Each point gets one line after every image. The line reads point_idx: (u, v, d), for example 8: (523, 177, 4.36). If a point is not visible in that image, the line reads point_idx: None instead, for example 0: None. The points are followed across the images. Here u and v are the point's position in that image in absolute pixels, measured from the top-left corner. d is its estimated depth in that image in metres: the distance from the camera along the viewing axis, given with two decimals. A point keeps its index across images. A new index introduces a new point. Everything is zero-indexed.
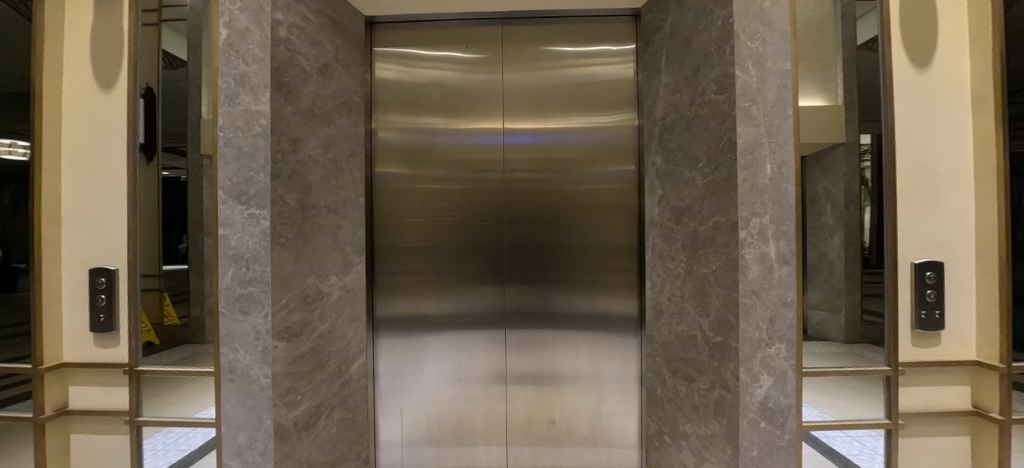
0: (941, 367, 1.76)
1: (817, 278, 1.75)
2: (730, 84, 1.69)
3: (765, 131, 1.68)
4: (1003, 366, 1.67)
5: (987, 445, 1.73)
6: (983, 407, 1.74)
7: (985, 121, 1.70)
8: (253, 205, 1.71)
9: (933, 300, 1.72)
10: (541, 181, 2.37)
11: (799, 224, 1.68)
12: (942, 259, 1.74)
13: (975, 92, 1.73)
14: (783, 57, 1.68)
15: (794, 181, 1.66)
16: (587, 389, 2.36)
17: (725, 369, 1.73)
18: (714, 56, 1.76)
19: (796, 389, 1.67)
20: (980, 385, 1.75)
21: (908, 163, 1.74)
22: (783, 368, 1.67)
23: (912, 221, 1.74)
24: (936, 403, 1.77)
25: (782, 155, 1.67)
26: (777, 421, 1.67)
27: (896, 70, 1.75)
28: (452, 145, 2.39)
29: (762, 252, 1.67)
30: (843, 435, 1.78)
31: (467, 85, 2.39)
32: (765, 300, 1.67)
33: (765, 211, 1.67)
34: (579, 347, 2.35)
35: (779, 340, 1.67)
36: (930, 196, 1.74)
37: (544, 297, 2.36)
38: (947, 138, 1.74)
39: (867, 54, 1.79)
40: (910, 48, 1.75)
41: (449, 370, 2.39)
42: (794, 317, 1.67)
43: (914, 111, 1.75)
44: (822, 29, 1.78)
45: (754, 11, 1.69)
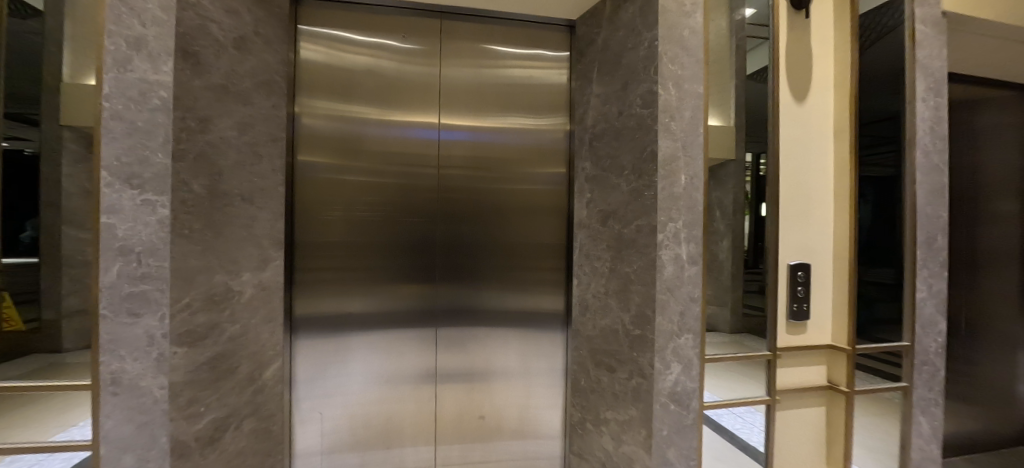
0: (806, 350, 2.08)
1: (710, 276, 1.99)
2: (655, 100, 1.88)
3: (682, 146, 1.90)
4: (848, 348, 2.04)
5: (837, 413, 2.09)
6: (835, 382, 2.10)
7: (842, 149, 2.06)
8: (148, 190, 1.53)
9: (803, 295, 2.05)
10: (477, 179, 2.38)
11: (706, 229, 1.93)
12: (811, 261, 2.07)
13: (837, 123, 2.09)
14: (698, 81, 1.92)
15: (703, 190, 1.92)
16: (517, 384, 2.42)
17: (643, 358, 1.92)
18: (641, 74, 1.95)
19: (699, 373, 1.92)
20: (833, 364, 2.11)
21: (787, 179, 2.05)
22: (690, 355, 1.90)
23: (789, 229, 2.05)
24: (803, 381, 2.10)
25: (695, 168, 1.91)
26: (684, 402, 1.90)
27: (780, 99, 2.04)
28: (385, 137, 2.30)
29: (675, 253, 1.89)
30: (729, 412, 2.01)
31: (404, 76, 2.32)
32: (678, 296, 1.89)
33: (680, 217, 1.89)
34: (510, 343, 2.41)
35: (688, 332, 1.90)
36: (805, 211, 2.06)
37: (478, 294, 2.37)
38: (817, 160, 2.08)
39: (755, 84, 2.05)
40: (792, 82, 2.06)
41: (375, 371, 2.30)
42: (699, 310, 1.91)
43: (793, 134, 2.06)
44: (723, 57, 2.01)
45: (675, 38, 1.90)
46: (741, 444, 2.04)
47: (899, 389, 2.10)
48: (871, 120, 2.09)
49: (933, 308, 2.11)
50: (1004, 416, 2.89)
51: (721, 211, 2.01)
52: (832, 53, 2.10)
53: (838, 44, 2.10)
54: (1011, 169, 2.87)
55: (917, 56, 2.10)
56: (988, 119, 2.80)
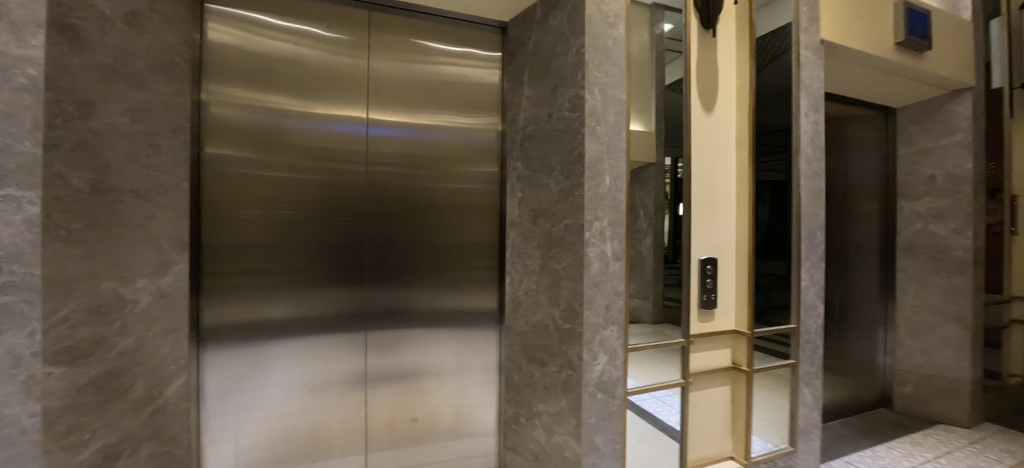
0: (714, 335, 2.30)
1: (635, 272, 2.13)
2: (581, 105, 1.97)
3: (606, 149, 2.01)
4: (748, 332, 2.29)
5: (739, 391, 2.34)
6: (738, 363, 2.34)
7: (741, 155, 2.31)
8: (10, 184, 1.28)
9: (711, 287, 2.27)
10: (408, 177, 2.32)
11: (628, 227, 2.06)
12: (717, 256, 2.30)
13: (739, 132, 2.33)
14: (620, 89, 2.04)
15: (625, 191, 2.04)
16: (451, 384, 2.40)
17: (572, 351, 2.00)
18: (569, 79, 2.03)
19: (623, 362, 2.04)
20: (736, 347, 2.36)
21: (698, 182, 2.26)
22: (615, 346, 2.02)
23: (699, 227, 2.26)
24: (711, 364, 2.32)
25: (618, 170, 2.02)
26: (610, 391, 2.01)
27: (692, 109, 2.24)
28: (307, 130, 2.16)
29: (601, 250, 1.99)
30: (651, 397, 2.16)
31: (328, 67, 2.19)
32: (604, 290, 1.99)
33: (604, 216, 1.99)
34: (444, 343, 2.39)
35: (613, 324, 2.01)
36: (712, 211, 2.29)
37: (410, 295, 2.32)
38: (722, 165, 2.31)
39: (673, 94, 2.22)
40: (702, 94, 2.26)
41: (298, 381, 2.15)
42: (623, 304, 2.03)
43: (702, 140, 2.27)
44: (644, 67, 2.17)
45: (599, 47, 2.00)
46: (661, 425, 2.20)
47: (789, 366, 2.40)
48: (766, 132, 2.36)
49: (813, 294, 2.43)
50: (864, 379, 3.50)
51: (644, 211, 2.16)
52: (736, 69, 2.33)
53: (739, 61, 2.33)
54: (869, 176, 3.52)
55: (803, 76, 2.40)
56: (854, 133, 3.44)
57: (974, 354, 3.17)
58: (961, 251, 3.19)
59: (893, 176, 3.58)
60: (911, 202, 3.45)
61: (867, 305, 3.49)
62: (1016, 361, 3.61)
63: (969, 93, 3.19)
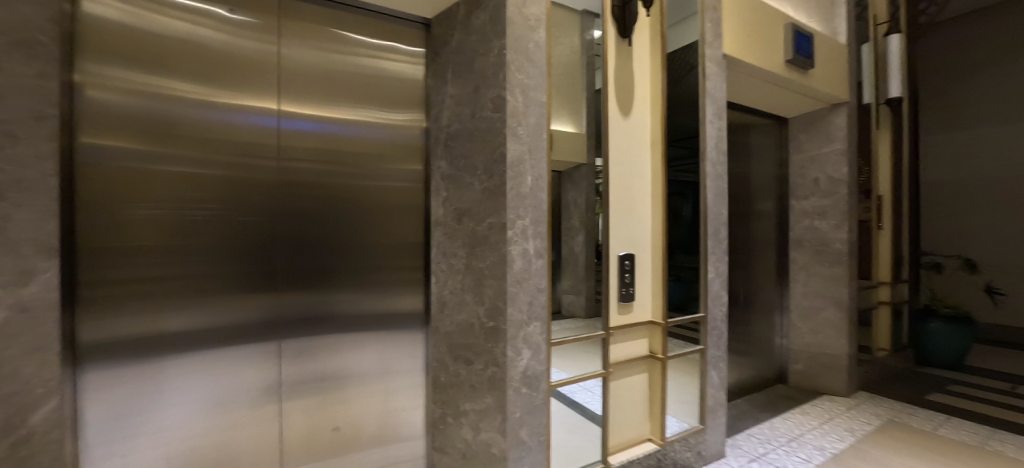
0: (632, 326, 2.45)
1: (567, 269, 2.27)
2: (502, 105, 2.00)
3: (527, 149, 2.06)
4: (661, 322, 2.47)
5: (657, 377, 2.50)
6: (654, 351, 2.51)
7: (655, 158, 2.49)
8: None
9: (629, 281, 2.40)
10: (325, 173, 2.21)
11: (550, 226, 2.13)
12: (634, 252, 2.44)
13: (653, 136, 2.50)
14: (541, 91, 2.10)
15: (546, 191, 2.11)
16: (376, 389, 2.33)
17: (497, 348, 2.03)
18: (492, 79, 2.05)
19: (546, 356, 2.11)
20: (652, 337, 2.52)
21: (617, 182, 2.38)
22: (538, 341, 2.08)
23: (619, 224, 2.38)
24: (630, 354, 2.46)
25: (539, 171, 2.09)
26: (534, 385, 2.07)
27: (611, 113, 2.35)
28: (206, 121, 1.96)
29: (523, 248, 2.04)
30: (582, 389, 2.28)
31: (233, 53, 2.02)
32: (526, 287, 2.04)
33: (526, 215, 2.05)
34: (368, 347, 2.31)
35: (536, 320, 2.07)
36: (630, 209, 2.42)
37: (328, 298, 2.21)
38: (639, 166, 2.46)
39: (596, 97, 2.31)
40: (619, 98, 2.39)
41: (200, 397, 1.96)
42: (545, 300, 2.10)
43: (620, 142, 2.39)
44: (570, 71, 2.24)
45: (520, 49, 2.04)
46: (590, 414, 2.31)
47: (698, 351, 2.61)
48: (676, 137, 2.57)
49: (718, 285, 2.67)
50: (765, 360, 3.92)
51: (578, 209, 2.29)
52: (650, 76, 2.50)
53: (653, 69, 2.50)
54: (767, 179, 3.93)
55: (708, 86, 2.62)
56: (755, 140, 3.83)
57: (849, 333, 3.68)
58: (839, 244, 3.68)
59: (788, 178, 4.00)
60: (801, 202, 3.91)
61: (766, 293, 3.93)
62: (881, 337, 4.28)
63: (844, 107, 3.68)
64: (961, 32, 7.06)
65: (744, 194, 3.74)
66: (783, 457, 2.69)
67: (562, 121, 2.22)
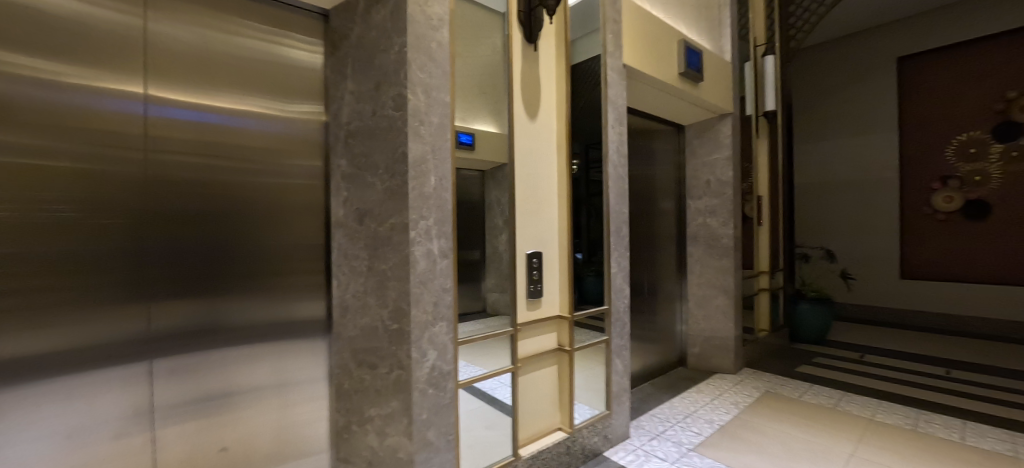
0: (540, 322, 2.55)
1: (493, 267, 2.39)
2: (403, 103, 1.97)
3: (430, 149, 2.05)
4: (568, 316, 2.59)
5: (565, 368, 2.65)
6: (562, 344, 2.65)
7: (560, 160, 2.62)
8: None
9: (537, 278, 2.50)
10: (206, 168, 2.01)
11: (454, 226, 2.17)
12: (541, 250, 2.55)
13: (557, 139, 2.64)
14: (443, 91, 2.10)
15: (450, 191, 2.13)
16: (271, 403, 2.18)
17: (401, 351, 1.99)
18: (393, 77, 2.01)
19: (453, 356, 2.12)
20: (560, 330, 2.65)
21: (523, 182, 2.46)
22: (444, 341, 2.09)
23: (526, 223, 2.47)
24: (537, 348, 2.57)
25: (442, 171, 2.10)
26: (441, 385, 2.07)
27: (517, 115, 2.42)
28: (45, 102, 1.65)
29: (427, 248, 2.03)
30: (501, 385, 2.36)
31: (84, 22, 1.73)
32: (431, 288, 2.04)
33: (430, 215, 2.04)
34: (260, 359, 2.15)
35: (441, 320, 2.08)
36: (536, 209, 2.52)
37: (213, 306, 2.02)
38: (545, 167, 2.57)
39: (501, 98, 2.36)
40: (526, 101, 2.47)
41: (41, 435, 1.64)
42: (451, 299, 2.12)
43: (526, 144, 2.48)
44: (475, 72, 2.27)
45: (422, 47, 2.02)
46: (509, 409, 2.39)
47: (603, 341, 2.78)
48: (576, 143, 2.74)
49: (620, 279, 2.88)
50: (666, 345, 4.34)
51: (500, 209, 2.39)
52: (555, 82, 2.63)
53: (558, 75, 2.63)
54: (668, 182, 4.36)
55: (610, 93, 2.81)
56: (656, 145, 4.21)
57: (735, 317, 4.16)
58: (726, 239, 4.13)
59: (683, 180, 4.46)
60: (696, 201, 4.34)
61: (667, 285, 4.35)
62: (762, 319, 4.95)
63: (729, 117, 4.15)
64: (829, 53, 8.18)
65: (642, 193, 4.06)
66: (680, 432, 3.01)
67: (464, 116, 2.23)
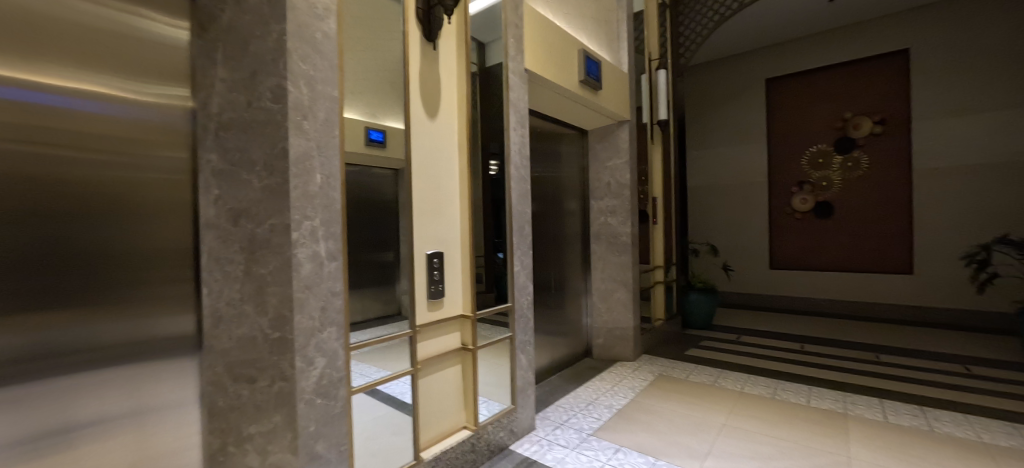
0: (442, 322, 2.57)
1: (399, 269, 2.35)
2: (283, 96, 1.85)
3: (316, 145, 1.94)
4: (472, 315, 2.65)
5: (468, 366, 2.72)
6: (465, 342, 2.72)
7: (461, 160, 2.70)
8: None
9: (438, 278, 2.52)
10: (32, 158, 1.56)
11: (345, 226, 2.07)
12: (443, 249, 2.57)
13: (459, 139, 2.70)
14: (331, 85, 2.00)
15: (340, 191, 2.03)
16: (118, 434, 1.74)
17: (284, 361, 1.87)
18: (270, 66, 1.86)
19: (345, 362, 2.04)
20: (464, 329, 2.71)
21: (423, 182, 2.47)
22: (334, 347, 1.99)
23: (427, 223, 2.48)
24: (440, 348, 2.58)
25: (330, 168, 1.99)
26: (331, 394, 1.97)
27: (415, 114, 2.42)
28: None
29: (313, 250, 1.92)
30: (406, 386, 2.37)
31: None
32: (317, 292, 1.93)
33: (315, 215, 1.93)
34: (101, 380, 1.70)
35: (330, 325, 1.98)
36: (438, 208, 2.55)
37: (41, 330, 1.56)
38: (446, 167, 2.61)
39: (397, 95, 2.31)
40: (425, 100, 2.48)
41: None
42: (341, 303, 2.03)
43: (426, 143, 2.49)
44: (368, 67, 2.20)
45: (306, 37, 1.90)
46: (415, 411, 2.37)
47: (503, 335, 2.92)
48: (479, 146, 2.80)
49: (523, 277, 3.08)
50: (573, 338, 4.64)
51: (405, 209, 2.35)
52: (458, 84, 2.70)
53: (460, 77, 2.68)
54: (575, 185, 4.71)
55: (511, 97, 2.95)
56: (562, 149, 4.50)
57: (632, 308, 4.58)
58: (624, 236, 4.52)
59: (587, 182, 4.79)
60: (598, 201, 4.68)
61: (574, 281, 4.65)
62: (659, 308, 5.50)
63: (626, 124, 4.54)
64: (716, 67, 9.15)
65: (546, 193, 4.33)
66: (581, 420, 3.30)
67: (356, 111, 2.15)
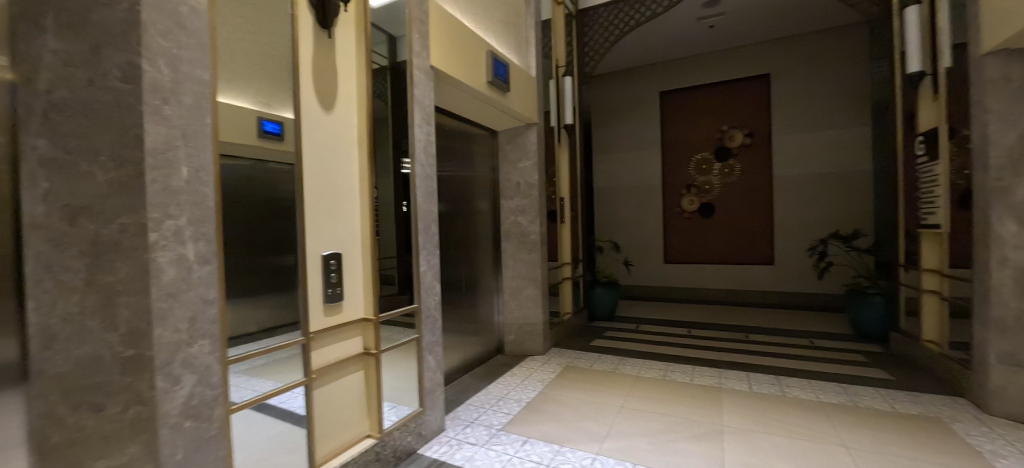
0: (342, 327, 2.48)
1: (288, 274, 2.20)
2: (136, 75, 1.59)
3: (180, 134, 1.71)
4: (373, 318, 2.61)
5: (372, 372, 2.65)
6: (368, 347, 2.65)
7: (361, 156, 2.62)
8: None
9: (336, 280, 2.42)
10: None
11: (221, 225, 1.86)
12: (341, 250, 2.48)
13: (359, 134, 2.63)
14: (201, 67, 1.78)
15: (213, 186, 1.82)
16: None
17: (141, 383, 1.59)
18: (117, 39, 1.57)
19: (221, 378, 1.83)
20: (366, 334, 2.64)
21: (317, 178, 2.35)
22: (208, 362, 1.77)
23: (322, 222, 2.37)
24: (340, 355, 2.48)
25: (199, 161, 1.77)
26: (204, 415, 1.76)
27: (307, 106, 2.29)
28: None
29: (178, 254, 1.69)
30: (299, 397, 2.23)
31: None
32: (184, 301, 1.70)
33: (181, 214, 1.70)
34: None
35: (202, 338, 1.76)
36: (335, 206, 2.46)
37: None
38: (344, 164, 2.52)
39: (286, 84, 2.17)
40: (319, 92, 2.37)
41: None
42: (216, 312, 1.82)
43: (321, 139, 2.37)
44: (251, 51, 2.01)
45: (166, 10, 1.66)
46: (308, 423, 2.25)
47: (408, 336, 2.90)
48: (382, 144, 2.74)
49: (431, 276, 3.09)
50: (486, 336, 4.75)
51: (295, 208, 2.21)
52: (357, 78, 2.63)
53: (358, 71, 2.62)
54: (486, 185, 4.84)
55: (416, 93, 2.94)
56: (472, 149, 4.59)
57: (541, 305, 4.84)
58: (533, 235, 4.74)
59: (498, 181, 4.96)
60: (508, 201, 4.85)
61: (485, 279, 4.77)
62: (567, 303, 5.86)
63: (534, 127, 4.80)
64: (622, 74, 9.99)
65: (456, 192, 4.38)
66: (491, 416, 3.41)
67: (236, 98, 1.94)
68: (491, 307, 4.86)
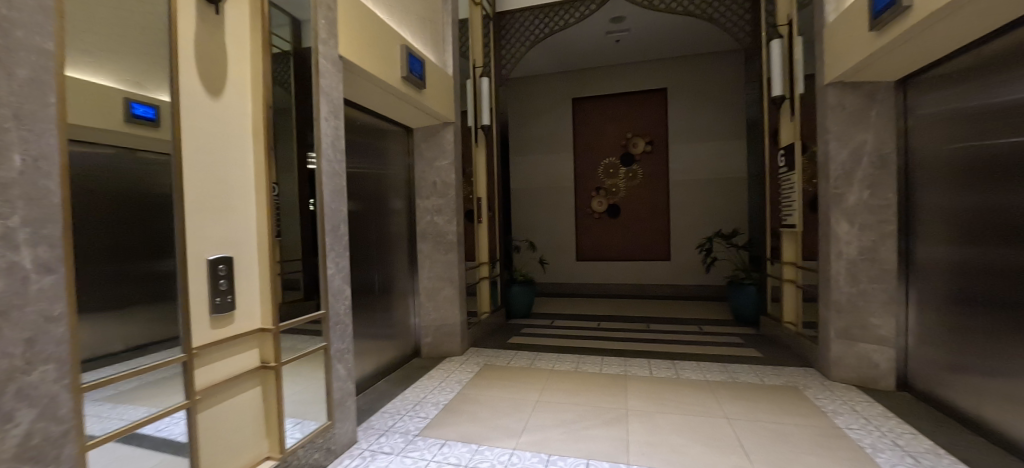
0: (234, 340, 2.25)
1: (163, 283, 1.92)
2: None
3: (12, 113, 1.35)
4: (272, 328, 2.41)
5: (271, 388, 2.44)
6: (267, 360, 2.43)
7: (256, 149, 2.40)
8: None
9: (225, 288, 2.17)
10: None
11: (69, 225, 1.53)
12: (231, 254, 2.24)
13: (253, 125, 2.40)
14: (42, 33, 1.43)
15: (59, 178, 1.48)
16: None
17: None
18: None
19: (72, 409, 1.51)
20: (264, 346, 2.43)
21: (201, 172, 2.08)
22: (52, 392, 1.45)
23: (207, 222, 2.11)
24: (232, 371, 2.25)
25: (39, 147, 1.42)
26: (47, 456, 1.44)
27: (188, 89, 2.03)
28: None
29: (9, 261, 1.33)
30: (178, 423, 1.97)
31: None
32: (17, 321, 1.35)
33: (13, 212, 1.34)
34: None
35: (44, 362, 1.43)
36: (224, 204, 2.21)
37: None
38: (234, 157, 2.28)
39: (160, 63, 1.89)
40: (203, 75, 2.11)
41: None
42: (65, 331, 1.49)
43: (205, 128, 2.11)
44: (117, 20, 1.75)
45: None
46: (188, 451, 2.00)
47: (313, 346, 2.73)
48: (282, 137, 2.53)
49: (339, 280, 2.94)
50: (400, 340, 4.64)
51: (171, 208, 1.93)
52: (250, 63, 2.40)
53: (252, 56, 2.40)
54: (400, 183, 4.73)
55: (322, 84, 2.77)
56: (385, 144, 4.45)
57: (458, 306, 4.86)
58: (450, 235, 4.75)
59: (413, 179, 4.89)
60: (424, 201, 4.81)
61: (399, 280, 4.65)
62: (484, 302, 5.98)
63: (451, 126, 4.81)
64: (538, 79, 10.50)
65: (367, 190, 4.20)
66: (407, 422, 3.36)
67: (93, 74, 1.64)
68: (405, 309, 4.76)
